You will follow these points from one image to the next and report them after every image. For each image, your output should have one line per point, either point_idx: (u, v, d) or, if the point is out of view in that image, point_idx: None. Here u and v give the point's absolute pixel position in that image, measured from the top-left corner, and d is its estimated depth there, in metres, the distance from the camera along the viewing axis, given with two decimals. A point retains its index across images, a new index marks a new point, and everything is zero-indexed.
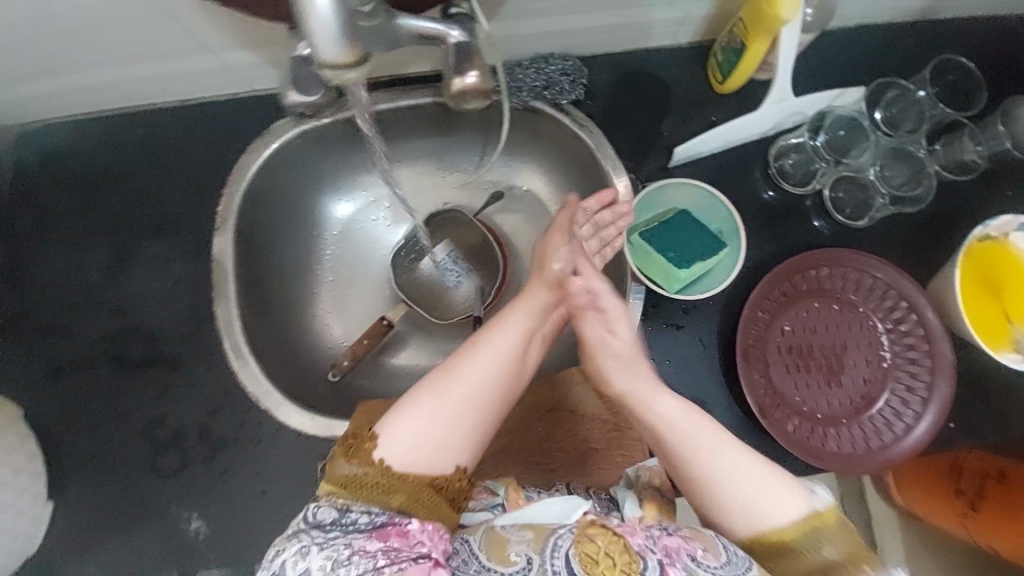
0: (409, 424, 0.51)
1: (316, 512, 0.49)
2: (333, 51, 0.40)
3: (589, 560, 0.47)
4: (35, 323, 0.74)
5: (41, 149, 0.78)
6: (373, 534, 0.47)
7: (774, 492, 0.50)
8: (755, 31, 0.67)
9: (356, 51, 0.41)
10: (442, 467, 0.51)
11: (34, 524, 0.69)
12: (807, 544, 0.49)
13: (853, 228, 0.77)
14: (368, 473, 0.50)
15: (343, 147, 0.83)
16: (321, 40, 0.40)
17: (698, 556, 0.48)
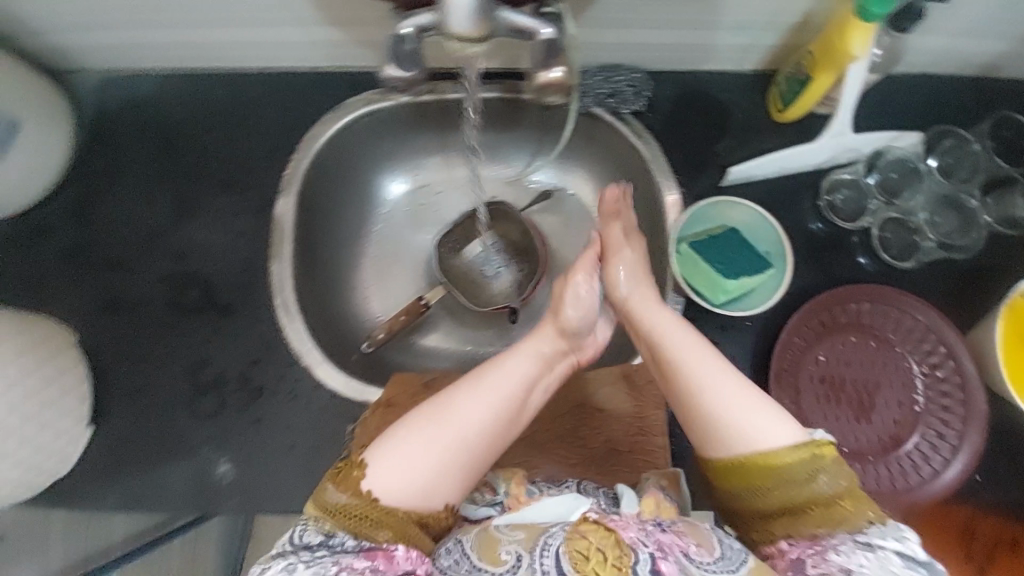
0: (400, 459, 0.53)
1: (303, 534, 0.50)
2: (467, 25, 0.43)
3: (580, 557, 0.49)
4: (99, 257, 0.78)
5: (127, 96, 0.82)
6: (361, 553, 0.48)
7: (768, 420, 0.52)
8: (825, 65, 0.69)
9: (485, 27, 0.44)
10: (429, 504, 0.53)
11: (70, 445, 0.72)
12: (805, 474, 0.50)
13: (899, 268, 0.77)
14: (356, 503, 0.51)
15: (406, 131, 0.86)
16: (455, 14, 0.43)
17: (692, 552, 0.51)
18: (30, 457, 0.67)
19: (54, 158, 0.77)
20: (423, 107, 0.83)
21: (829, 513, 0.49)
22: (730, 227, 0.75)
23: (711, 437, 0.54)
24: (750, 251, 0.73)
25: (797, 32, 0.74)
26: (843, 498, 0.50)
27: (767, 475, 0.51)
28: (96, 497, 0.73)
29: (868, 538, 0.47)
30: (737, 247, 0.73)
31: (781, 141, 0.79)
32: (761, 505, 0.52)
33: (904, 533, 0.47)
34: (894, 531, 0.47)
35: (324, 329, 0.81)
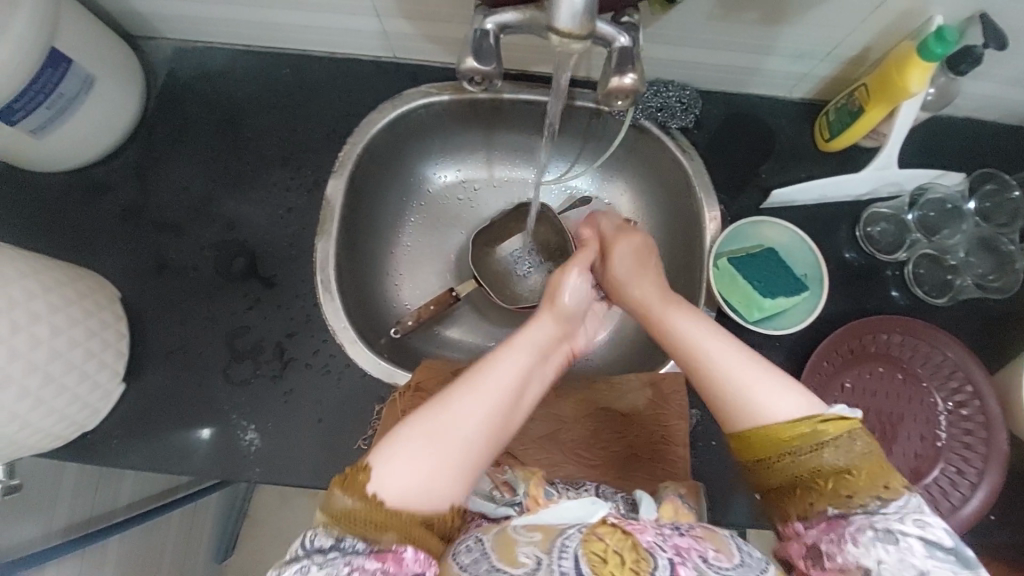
0: (403, 464, 0.52)
1: (313, 539, 0.50)
2: (570, 21, 0.45)
3: (597, 560, 0.49)
4: (152, 218, 0.80)
5: (196, 68, 0.86)
6: (371, 555, 0.49)
7: (770, 390, 0.54)
8: (879, 98, 0.71)
9: (586, 27, 0.46)
10: (434, 506, 0.52)
11: (103, 400, 0.72)
12: (810, 443, 0.51)
13: (931, 303, 0.78)
14: (360, 507, 0.50)
15: (456, 126, 0.89)
16: (561, 9, 0.45)
17: (710, 557, 0.50)
18: (67, 408, 0.67)
19: (121, 119, 0.80)
20: (475, 104, 0.85)
21: (841, 486, 0.50)
22: (767, 247, 0.77)
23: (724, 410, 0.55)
24: (786, 272, 0.75)
25: (849, 66, 0.76)
26: (851, 470, 0.50)
27: (777, 444, 0.52)
28: (123, 453, 0.74)
29: (888, 525, 0.47)
30: (774, 267, 0.74)
31: (823, 169, 0.81)
32: (775, 476, 0.53)
33: (927, 519, 0.47)
34: (914, 516, 0.47)
35: (358, 309, 0.82)
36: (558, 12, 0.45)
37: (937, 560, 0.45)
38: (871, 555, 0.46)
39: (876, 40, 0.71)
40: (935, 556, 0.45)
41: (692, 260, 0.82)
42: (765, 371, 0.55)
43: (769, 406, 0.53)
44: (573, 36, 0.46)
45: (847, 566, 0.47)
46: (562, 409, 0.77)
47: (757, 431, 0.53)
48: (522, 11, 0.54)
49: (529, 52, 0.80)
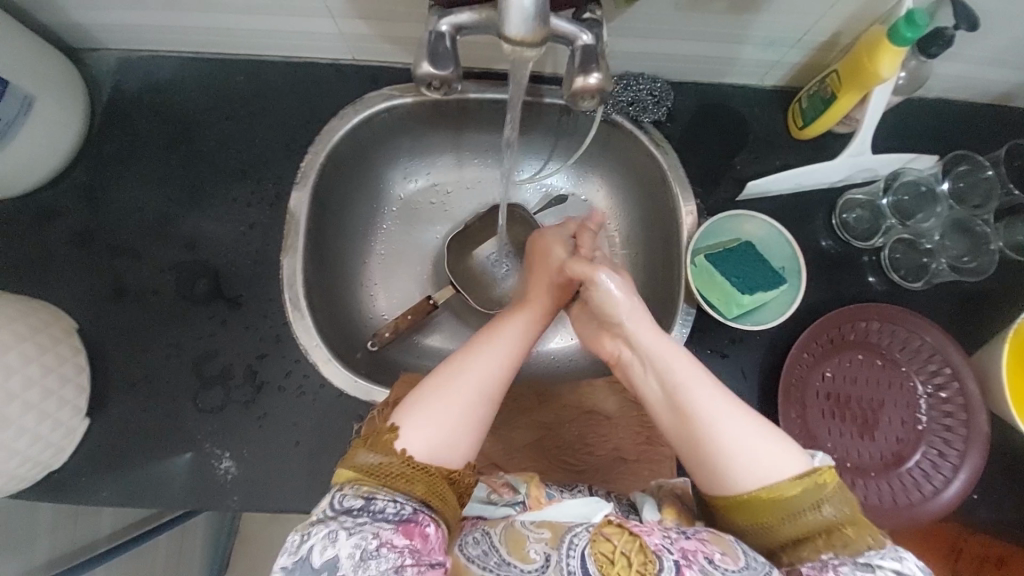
0: (428, 422, 0.57)
1: (343, 499, 0.51)
2: (524, 28, 0.43)
3: (605, 561, 0.49)
4: (107, 243, 0.76)
5: (143, 80, 0.81)
6: (399, 528, 0.50)
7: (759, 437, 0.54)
8: (850, 85, 0.70)
9: (540, 32, 0.44)
10: (453, 462, 0.56)
11: (67, 437, 0.69)
12: (808, 503, 0.51)
13: (908, 288, 0.78)
14: (390, 462, 0.54)
15: (423, 129, 0.86)
16: (511, 15, 0.43)
17: (717, 559, 0.49)
18: (28, 450, 0.65)
19: (66, 140, 0.75)
20: (441, 106, 0.82)
21: (832, 537, 0.50)
22: (745, 241, 0.76)
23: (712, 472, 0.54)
24: (765, 265, 0.74)
25: (820, 52, 0.75)
26: (847, 524, 0.50)
27: (775, 504, 0.52)
28: (92, 490, 0.71)
29: (868, 559, 0.48)
30: (753, 261, 0.74)
31: (797, 157, 0.80)
32: (771, 538, 0.52)
33: (903, 554, 0.48)
34: (891, 551, 0.48)
35: (331, 325, 0.80)
36: (508, 18, 0.43)
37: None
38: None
39: (845, 25, 0.70)
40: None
41: (670, 256, 0.81)
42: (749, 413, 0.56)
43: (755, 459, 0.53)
44: (526, 44, 0.44)
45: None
46: (546, 416, 0.75)
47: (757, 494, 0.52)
48: (478, 10, 0.51)
49: (494, 50, 0.77)
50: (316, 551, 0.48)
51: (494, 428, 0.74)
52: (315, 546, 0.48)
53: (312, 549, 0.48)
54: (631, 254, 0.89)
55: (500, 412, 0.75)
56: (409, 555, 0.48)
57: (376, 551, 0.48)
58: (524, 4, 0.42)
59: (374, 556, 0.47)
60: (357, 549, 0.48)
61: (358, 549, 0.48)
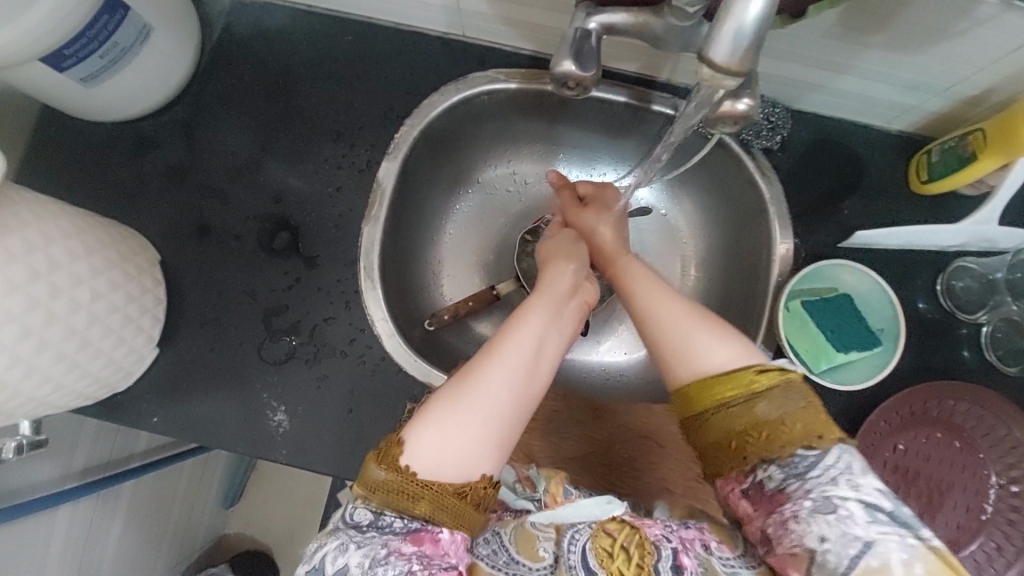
0: (432, 436, 0.54)
1: (354, 513, 0.52)
2: (731, 54, 0.41)
3: (605, 554, 0.49)
4: (197, 180, 0.77)
5: (253, 24, 0.81)
6: (407, 537, 0.50)
7: (713, 343, 0.57)
8: (995, 149, 0.65)
9: (745, 63, 0.41)
10: (466, 476, 0.53)
11: (136, 362, 0.71)
12: (745, 394, 0.53)
13: (1002, 371, 0.73)
14: (394, 479, 0.52)
15: (519, 116, 0.84)
16: (724, 40, 0.40)
17: (712, 546, 0.52)
18: (100, 371, 0.66)
19: (173, 75, 0.76)
20: (544, 95, 0.80)
21: (773, 437, 0.51)
22: (843, 293, 0.72)
23: (668, 368, 0.58)
24: (861, 324, 0.70)
25: (965, 105, 0.69)
26: (786, 421, 0.51)
27: (713, 396, 0.54)
28: (148, 417, 0.73)
29: (824, 492, 0.47)
30: (849, 317, 0.70)
31: (911, 212, 0.75)
32: (710, 431, 0.53)
33: (859, 480, 0.47)
34: (846, 478, 0.47)
35: (397, 299, 0.79)
36: (717, 42, 0.41)
37: (878, 524, 0.45)
38: (814, 530, 0.46)
39: (1004, 83, 0.64)
40: (876, 521, 0.45)
41: (752, 291, 0.78)
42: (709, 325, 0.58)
43: (705, 357, 0.56)
44: (726, 72, 0.42)
45: (794, 550, 0.47)
46: (597, 432, 0.76)
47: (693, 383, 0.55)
48: (632, 14, 0.50)
49: (614, 47, 0.73)
50: (329, 561, 0.49)
51: (547, 433, 0.75)
52: (328, 555, 0.49)
53: (324, 559, 0.49)
54: (707, 279, 0.86)
55: (553, 418, 0.76)
56: (417, 561, 0.48)
57: (384, 560, 0.48)
58: (742, 30, 0.40)
59: (382, 563, 0.47)
60: (366, 558, 0.48)
61: (366, 558, 0.48)
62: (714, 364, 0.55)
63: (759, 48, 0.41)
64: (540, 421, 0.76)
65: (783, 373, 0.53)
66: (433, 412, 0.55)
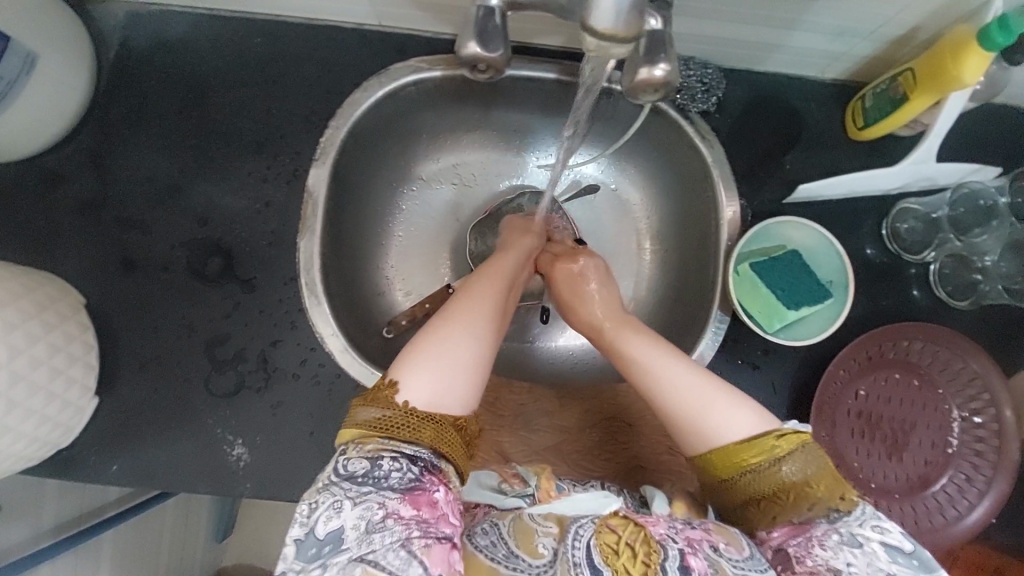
0: (429, 373, 0.54)
1: (347, 464, 0.50)
2: (613, 20, 0.40)
3: (609, 551, 0.49)
4: (115, 213, 0.72)
5: (152, 38, 0.75)
6: (405, 497, 0.48)
7: (729, 414, 0.54)
8: (926, 87, 0.64)
9: (631, 28, 0.41)
10: (456, 410, 0.54)
11: (76, 416, 0.66)
12: (768, 459, 0.52)
13: (952, 306, 0.75)
14: (393, 415, 0.51)
15: (451, 105, 0.80)
16: (603, 6, 0.40)
17: (721, 548, 0.50)
18: (37, 431, 0.62)
19: (71, 103, 0.70)
20: (471, 80, 0.77)
21: (799, 499, 0.51)
22: (791, 250, 0.71)
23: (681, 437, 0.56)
24: (811, 277, 0.70)
25: (892, 46, 0.68)
26: (810, 480, 0.51)
27: (738, 463, 0.53)
28: (100, 470, 0.69)
29: (851, 530, 0.49)
30: (798, 272, 0.70)
31: (851, 159, 0.75)
32: (737, 493, 0.54)
33: (884, 526, 0.49)
34: (872, 523, 0.49)
35: (347, 311, 0.76)
36: (597, 10, 0.40)
37: (899, 565, 0.46)
38: (839, 559, 0.47)
39: (927, 19, 0.63)
40: (897, 560, 0.46)
41: (705, 258, 0.77)
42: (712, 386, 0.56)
43: (720, 429, 0.54)
44: (613, 39, 0.41)
45: (815, 568, 0.47)
46: (566, 419, 0.75)
47: (715, 451, 0.54)
48: None
49: (535, 22, 0.70)
50: (321, 522, 0.47)
51: (515, 428, 0.73)
52: (320, 517, 0.47)
53: (316, 520, 0.47)
54: (661, 251, 0.85)
55: (521, 411, 0.75)
56: (415, 526, 0.46)
57: (381, 523, 0.46)
58: None
59: (379, 527, 0.46)
60: (361, 520, 0.46)
61: (363, 520, 0.46)
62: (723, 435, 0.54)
63: (641, 14, 0.41)
64: (508, 417, 0.74)
65: (799, 436, 0.53)
66: (421, 350, 0.55)
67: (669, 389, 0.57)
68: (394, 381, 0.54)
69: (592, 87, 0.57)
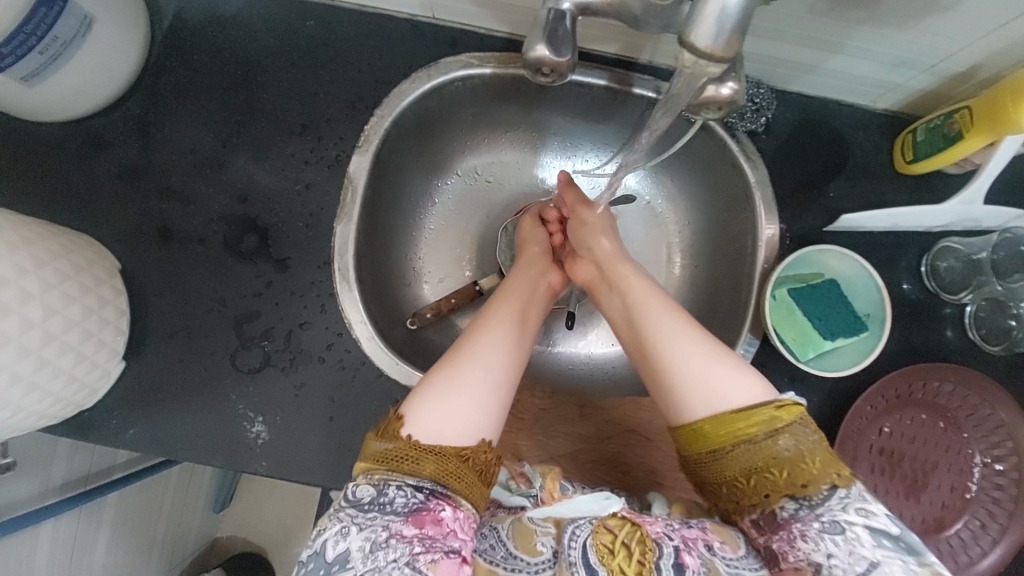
0: (434, 408, 0.54)
1: (355, 490, 0.51)
2: (715, 39, 0.40)
3: (605, 551, 0.48)
4: (155, 181, 0.73)
5: (209, 10, 0.75)
6: (409, 519, 0.49)
7: (729, 382, 0.55)
8: (981, 127, 0.63)
9: (730, 48, 0.41)
10: (465, 439, 0.53)
11: (101, 379, 0.67)
12: (765, 431, 0.52)
13: (985, 350, 0.74)
14: (398, 448, 0.52)
15: (497, 102, 0.80)
16: (707, 24, 0.40)
17: (716, 546, 0.51)
18: (63, 391, 0.63)
19: (122, 68, 0.70)
20: (519, 80, 0.76)
21: (794, 476, 0.51)
22: (829, 279, 0.71)
23: (679, 405, 0.56)
24: (847, 309, 0.70)
25: (951, 82, 0.67)
26: (803, 458, 0.51)
27: (733, 432, 0.53)
28: (120, 434, 0.70)
29: (834, 517, 0.49)
30: (834, 302, 0.70)
31: (897, 192, 0.74)
32: (728, 468, 0.53)
33: (869, 508, 0.49)
34: (857, 505, 0.49)
35: (376, 300, 0.76)
36: (699, 27, 0.40)
37: (883, 547, 0.47)
38: (820, 551, 0.48)
39: (992, 59, 0.62)
40: (882, 545, 0.47)
41: (738, 279, 0.77)
42: (716, 353, 0.57)
43: (719, 398, 0.54)
44: (712, 58, 0.42)
45: (798, 564, 0.49)
46: (586, 428, 0.75)
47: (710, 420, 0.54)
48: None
49: (592, 28, 0.70)
50: (330, 545, 0.49)
51: (534, 432, 0.74)
52: (328, 540, 0.49)
53: (325, 543, 0.49)
54: (692, 266, 0.84)
55: (542, 416, 0.75)
56: (419, 542, 0.48)
57: (385, 543, 0.48)
58: (726, 13, 0.39)
59: (383, 547, 0.48)
60: (367, 541, 0.48)
61: (368, 541, 0.48)
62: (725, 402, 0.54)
63: (740, 36, 0.41)
64: (528, 420, 0.75)
65: (798, 407, 0.53)
66: (439, 377, 0.56)
67: (680, 365, 0.57)
68: (403, 413, 0.54)
69: (667, 117, 0.57)
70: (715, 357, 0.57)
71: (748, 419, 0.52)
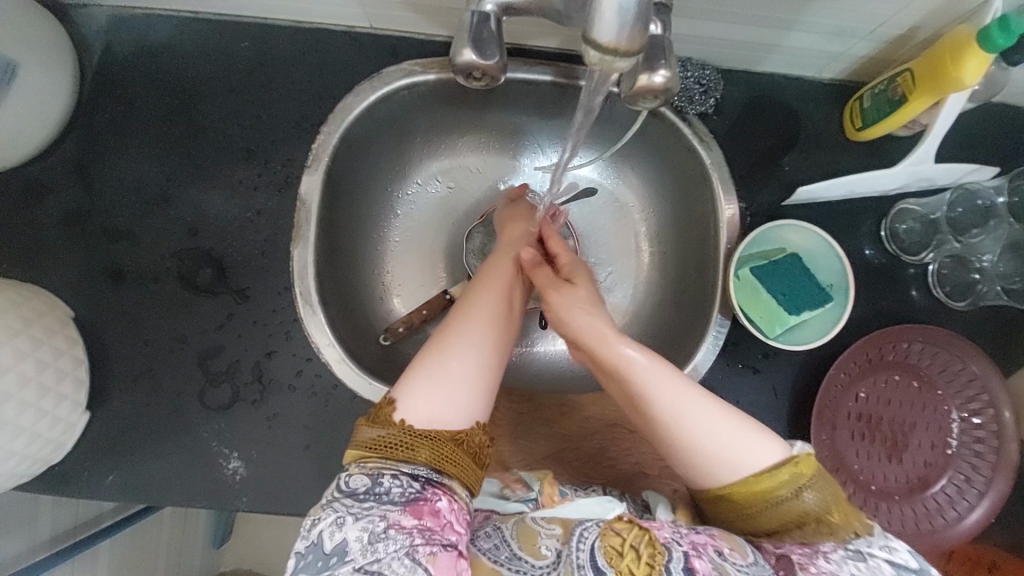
0: (424, 397, 0.52)
1: (349, 481, 0.49)
2: (617, 34, 0.40)
3: (614, 553, 0.48)
4: (102, 223, 0.70)
5: (138, 42, 0.73)
6: (407, 508, 0.47)
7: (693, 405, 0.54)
8: (923, 89, 0.64)
9: (635, 40, 0.41)
10: (459, 422, 0.53)
11: (66, 432, 0.64)
12: (790, 490, 0.51)
13: (951, 306, 0.74)
14: (393, 434, 0.50)
15: (445, 107, 0.79)
16: (606, 19, 0.39)
17: (726, 552, 0.49)
18: (26, 449, 0.61)
19: (53, 111, 0.68)
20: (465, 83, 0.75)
21: (821, 528, 0.50)
22: (791, 252, 0.71)
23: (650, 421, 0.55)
24: (811, 281, 0.70)
25: (890, 46, 0.68)
26: (829, 509, 0.50)
27: (757, 496, 0.51)
28: (93, 485, 0.68)
29: (859, 547, 0.48)
30: (798, 276, 0.70)
31: (851, 160, 0.75)
32: (758, 525, 0.52)
33: (892, 545, 0.49)
34: (879, 542, 0.49)
35: (344, 320, 0.75)
36: (600, 24, 0.40)
37: None
38: (844, 570, 0.47)
39: (926, 19, 0.62)
40: None
41: (704, 261, 0.76)
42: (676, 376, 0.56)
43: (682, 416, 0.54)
44: (618, 52, 0.41)
45: None
46: (568, 427, 0.75)
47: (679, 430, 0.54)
48: None
49: (529, 25, 0.69)
50: (326, 537, 0.46)
51: (515, 435, 0.74)
52: (324, 531, 0.46)
53: (322, 535, 0.46)
54: (659, 253, 0.84)
55: (521, 420, 0.75)
56: (420, 534, 0.46)
57: (383, 534, 0.45)
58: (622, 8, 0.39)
59: (381, 538, 0.45)
60: (365, 532, 0.45)
61: (365, 531, 0.45)
62: (688, 423, 0.53)
63: (645, 25, 0.40)
64: (507, 425, 0.74)
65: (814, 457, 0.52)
66: (422, 365, 0.54)
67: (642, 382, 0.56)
68: (393, 398, 0.53)
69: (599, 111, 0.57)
70: (672, 377, 0.56)
71: (762, 480, 0.51)
